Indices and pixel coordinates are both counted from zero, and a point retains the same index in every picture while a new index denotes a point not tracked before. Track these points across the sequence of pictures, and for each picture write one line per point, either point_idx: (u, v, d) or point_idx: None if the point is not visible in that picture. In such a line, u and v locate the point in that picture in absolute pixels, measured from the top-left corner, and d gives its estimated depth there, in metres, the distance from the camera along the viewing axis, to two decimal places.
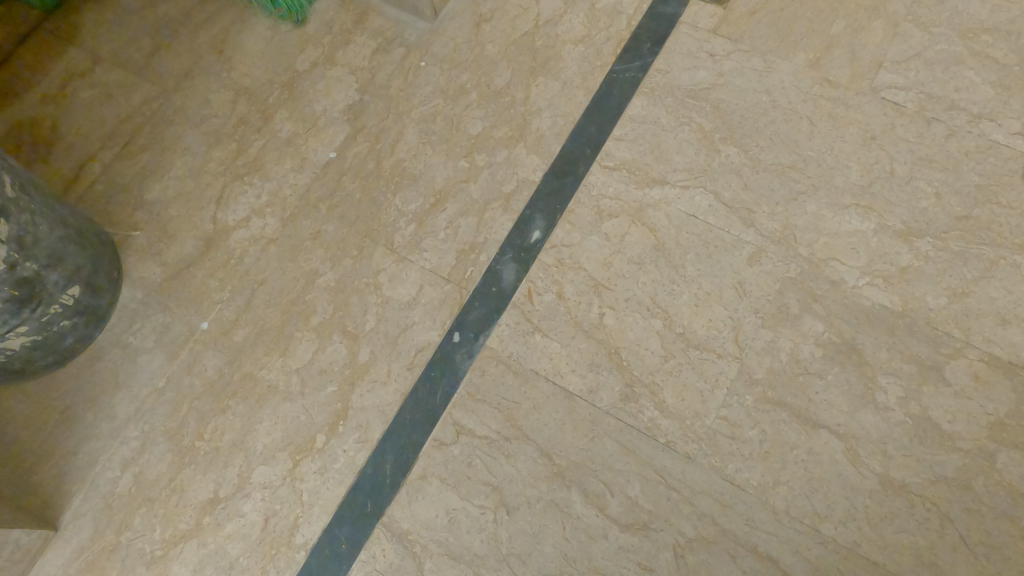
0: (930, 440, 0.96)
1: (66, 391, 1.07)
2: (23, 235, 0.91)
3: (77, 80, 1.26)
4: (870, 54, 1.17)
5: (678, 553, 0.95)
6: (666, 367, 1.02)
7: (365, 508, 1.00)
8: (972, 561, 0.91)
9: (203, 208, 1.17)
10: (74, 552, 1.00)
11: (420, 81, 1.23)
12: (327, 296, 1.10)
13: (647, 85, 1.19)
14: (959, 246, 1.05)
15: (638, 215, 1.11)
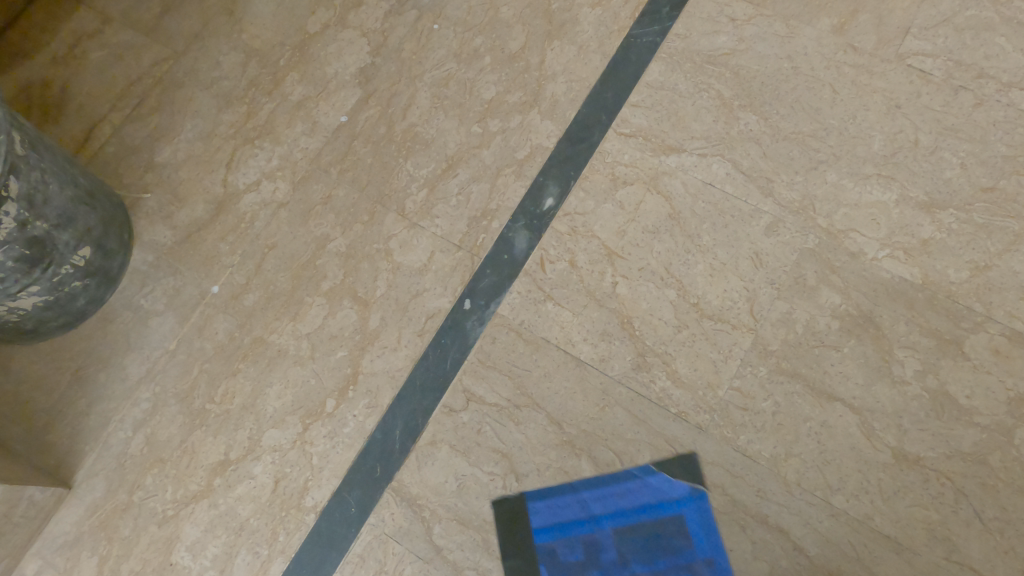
0: (947, 414, 0.95)
1: (77, 353, 1.07)
2: (34, 195, 0.90)
3: (87, 40, 1.25)
4: (897, 20, 1.13)
5: (687, 523, 0.94)
6: (679, 337, 1.01)
7: (375, 473, 1.00)
8: (985, 537, 0.90)
9: (214, 171, 1.16)
10: (87, 510, 1.01)
11: (434, 45, 1.21)
12: (338, 262, 1.10)
13: (665, 50, 1.16)
14: (983, 218, 1.02)
15: (653, 183, 1.09)
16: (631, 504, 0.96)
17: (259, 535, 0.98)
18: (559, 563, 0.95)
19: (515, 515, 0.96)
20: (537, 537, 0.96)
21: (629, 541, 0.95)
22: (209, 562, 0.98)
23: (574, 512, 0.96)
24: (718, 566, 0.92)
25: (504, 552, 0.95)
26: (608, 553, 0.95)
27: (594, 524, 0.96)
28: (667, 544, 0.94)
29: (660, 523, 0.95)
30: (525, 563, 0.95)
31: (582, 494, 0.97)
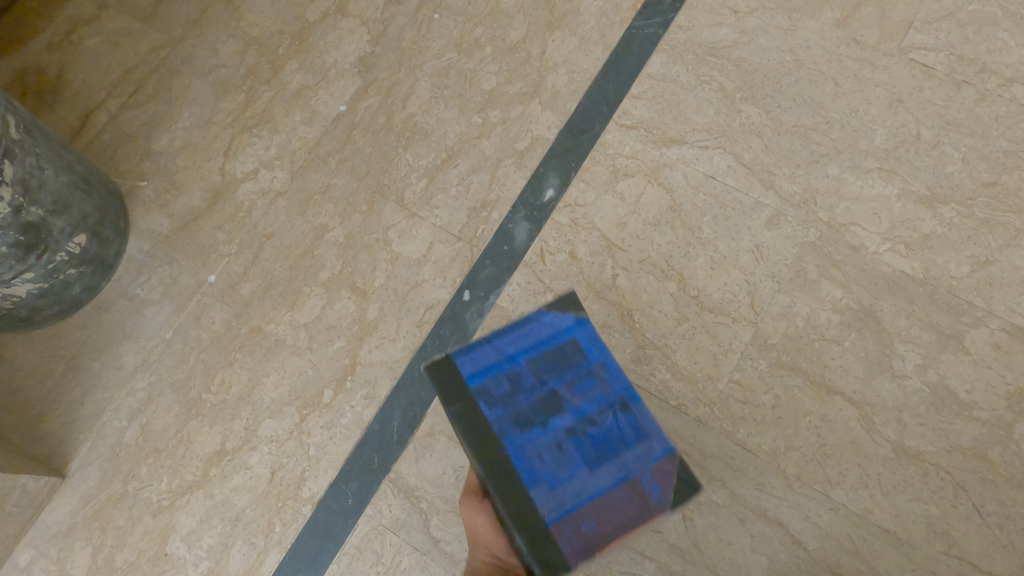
0: (947, 409, 0.94)
1: (72, 341, 1.06)
2: (29, 179, 0.89)
3: (84, 26, 1.23)
4: (900, 14, 1.13)
5: (686, 516, 0.94)
6: (679, 330, 1.01)
7: (372, 464, 0.99)
8: (984, 531, 0.90)
9: (211, 160, 1.15)
10: (81, 500, 1.00)
11: (434, 35, 1.20)
12: (336, 252, 1.09)
13: (667, 41, 1.16)
14: (984, 213, 1.02)
15: (654, 175, 1.09)
16: (526, 342, 0.73)
17: (256, 526, 0.98)
18: (496, 400, 0.70)
19: (440, 375, 0.71)
20: (469, 389, 0.71)
21: (544, 366, 0.72)
22: (205, 553, 0.97)
23: (485, 359, 0.72)
24: (617, 369, 0.72)
25: (446, 405, 0.70)
26: (530, 381, 0.71)
27: (509, 362, 0.72)
28: (571, 360, 0.72)
29: (557, 351, 0.73)
30: (463, 410, 0.70)
31: (494, 339, 0.73)
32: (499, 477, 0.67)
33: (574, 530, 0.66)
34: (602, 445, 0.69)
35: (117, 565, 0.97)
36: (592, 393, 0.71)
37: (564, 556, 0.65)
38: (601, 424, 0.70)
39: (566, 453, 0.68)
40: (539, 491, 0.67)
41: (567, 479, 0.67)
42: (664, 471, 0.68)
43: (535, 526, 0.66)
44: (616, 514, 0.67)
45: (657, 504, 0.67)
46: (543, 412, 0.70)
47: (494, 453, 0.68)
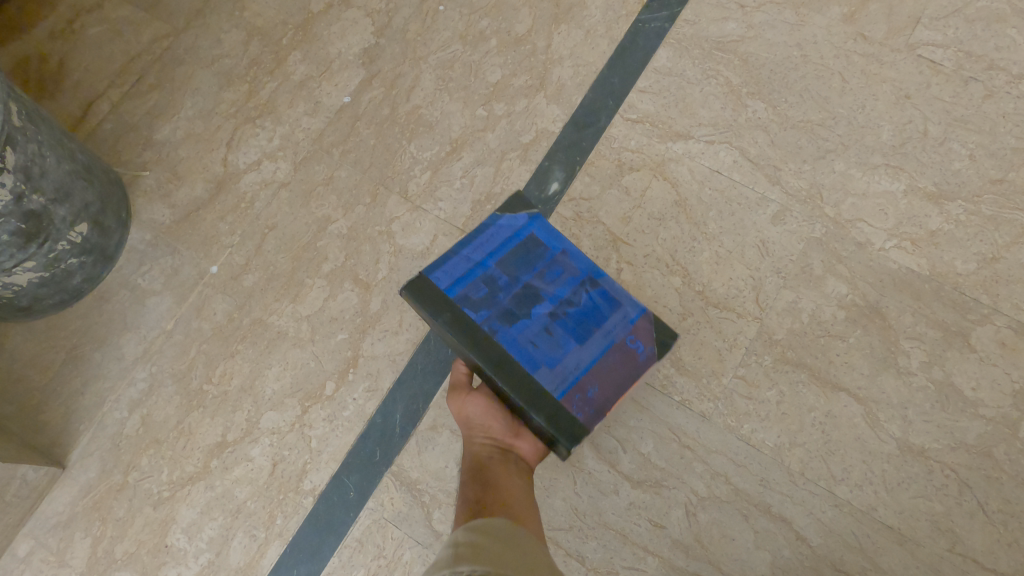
0: (952, 406, 0.94)
1: (73, 331, 1.05)
2: (30, 167, 0.88)
3: (86, 15, 1.23)
4: (908, 9, 1.12)
5: (689, 511, 0.93)
6: (684, 325, 1.00)
7: (374, 457, 0.99)
8: (988, 529, 0.89)
9: (213, 150, 1.15)
10: (81, 491, 0.99)
11: (439, 26, 1.19)
12: (339, 244, 1.08)
13: (674, 35, 1.15)
14: (991, 210, 1.02)
15: (659, 169, 1.08)
16: (494, 246, 0.85)
17: (257, 518, 0.97)
18: (478, 303, 0.81)
19: (423, 294, 0.81)
20: (449, 301, 0.81)
21: (514, 266, 0.84)
22: (206, 545, 0.97)
23: (461, 269, 0.83)
24: (577, 252, 0.85)
25: (435, 319, 0.80)
26: (504, 282, 0.83)
27: (480, 269, 0.83)
28: (536, 253, 0.85)
29: (524, 249, 0.85)
30: (452, 320, 0.80)
31: (458, 251, 0.84)
32: (503, 371, 0.79)
33: (582, 397, 0.78)
34: (583, 319, 0.82)
35: (117, 556, 0.97)
36: (563, 276, 0.84)
37: (577, 419, 0.77)
38: (578, 301, 0.83)
39: (554, 334, 0.81)
40: (542, 372, 0.79)
41: (563, 355, 0.80)
42: (644, 329, 0.82)
43: (547, 402, 0.77)
44: (616, 373, 0.79)
45: (645, 357, 0.81)
46: (524, 304, 0.82)
47: (489, 346, 0.79)
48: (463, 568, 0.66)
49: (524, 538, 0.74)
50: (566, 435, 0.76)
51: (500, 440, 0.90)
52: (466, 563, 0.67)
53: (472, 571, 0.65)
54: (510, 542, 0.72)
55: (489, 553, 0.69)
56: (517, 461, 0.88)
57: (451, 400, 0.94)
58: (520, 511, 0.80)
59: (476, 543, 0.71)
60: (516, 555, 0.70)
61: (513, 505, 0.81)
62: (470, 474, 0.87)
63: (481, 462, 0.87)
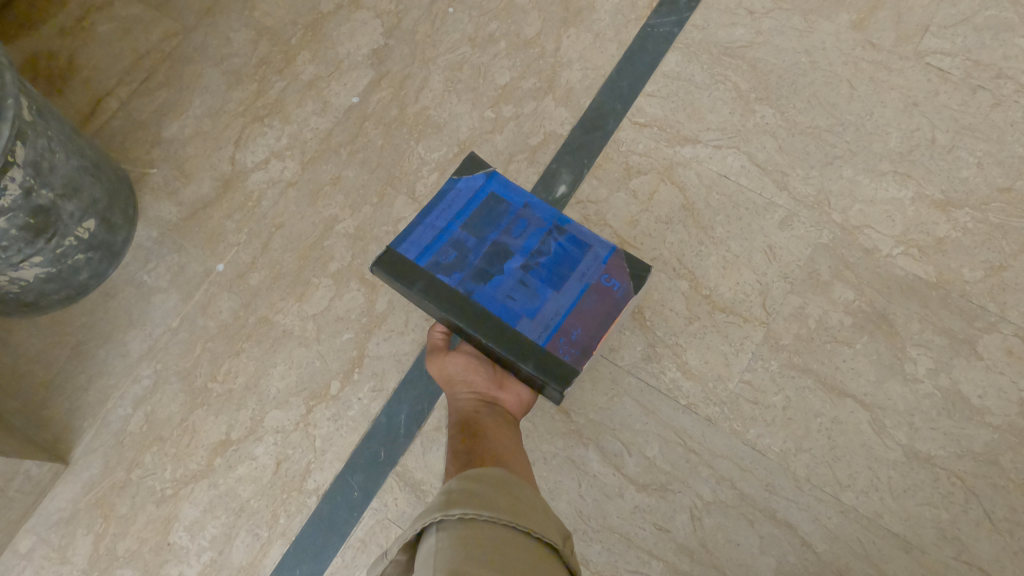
0: (958, 414, 0.94)
1: (78, 328, 1.05)
2: (40, 161, 0.88)
3: (96, 12, 1.23)
4: (916, 18, 1.12)
5: (694, 515, 0.93)
6: (690, 329, 1.00)
7: (378, 457, 0.98)
8: (995, 537, 0.89)
9: (221, 148, 1.15)
10: (84, 487, 0.99)
11: (448, 28, 1.19)
12: (346, 243, 1.08)
13: (682, 40, 1.15)
14: (999, 218, 1.02)
15: (667, 173, 1.08)
16: (458, 211, 0.85)
17: (260, 517, 0.97)
18: (450, 266, 0.82)
19: (393, 266, 0.81)
20: (422, 268, 0.81)
21: (480, 226, 0.85)
22: (208, 543, 0.96)
23: (428, 238, 0.83)
24: (539, 204, 0.87)
25: (410, 287, 0.80)
26: (472, 243, 0.83)
27: (446, 234, 0.84)
28: (499, 211, 0.86)
29: (487, 210, 0.86)
30: (426, 286, 0.80)
31: (422, 220, 0.84)
32: (486, 329, 0.79)
33: (568, 340, 0.79)
34: (556, 265, 0.83)
35: (119, 554, 0.96)
36: (529, 229, 0.85)
37: (566, 360, 0.78)
38: (548, 250, 0.84)
39: (530, 285, 0.81)
40: (524, 323, 0.79)
41: (542, 303, 0.80)
42: (616, 266, 0.84)
43: (535, 350, 0.78)
44: (595, 312, 0.81)
45: (622, 292, 0.82)
46: (496, 261, 0.82)
47: (468, 307, 0.79)
48: (455, 512, 0.62)
49: (521, 487, 0.70)
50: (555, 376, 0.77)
51: (484, 394, 0.87)
52: (460, 507, 0.63)
53: (462, 515, 0.62)
54: (506, 490, 0.68)
55: (484, 499, 0.65)
56: (503, 413, 0.86)
57: (431, 362, 0.91)
58: (511, 460, 0.78)
59: (470, 489, 0.66)
60: (513, 501, 0.66)
61: (503, 453, 0.78)
62: (457, 430, 0.84)
63: (468, 417, 0.84)
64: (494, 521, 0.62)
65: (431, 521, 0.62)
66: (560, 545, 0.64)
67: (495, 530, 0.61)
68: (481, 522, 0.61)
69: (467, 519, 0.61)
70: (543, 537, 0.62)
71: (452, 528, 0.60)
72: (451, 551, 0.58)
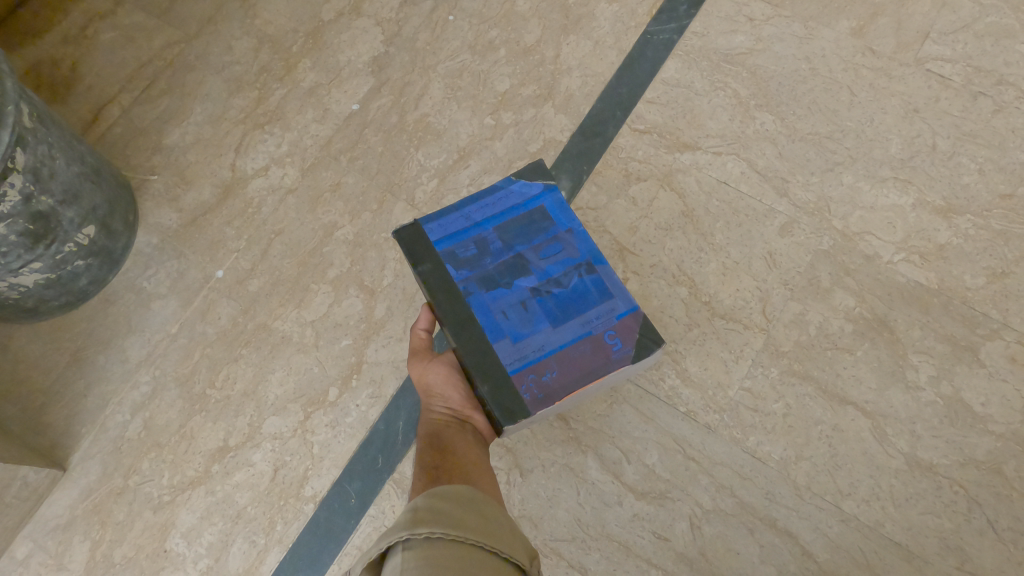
0: (960, 422, 0.93)
1: (77, 334, 1.05)
2: (40, 168, 0.89)
3: (99, 20, 1.24)
4: (916, 24, 1.12)
5: (694, 524, 0.92)
6: (690, 335, 0.99)
7: (376, 464, 0.98)
8: (998, 547, 0.88)
9: (222, 155, 1.15)
10: (81, 493, 0.99)
11: (448, 36, 1.20)
12: (345, 250, 1.08)
13: (682, 47, 1.15)
14: (1000, 225, 1.01)
15: (667, 179, 1.08)
16: (500, 210, 0.85)
17: (256, 524, 0.96)
18: (462, 263, 0.82)
19: (411, 240, 0.83)
20: (436, 253, 0.83)
21: (513, 234, 0.84)
22: (204, 550, 0.96)
23: (457, 225, 0.84)
24: (582, 234, 0.84)
25: (417, 267, 0.82)
26: (496, 247, 0.83)
27: (476, 229, 0.84)
28: (539, 226, 0.84)
29: (527, 220, 0.85)
30: (431, 272, 0.81)
31: (462, 207, 0.86)
32: (464, 336, 0.78)
33: (536, 379, 0.76)
34: (566, 301, 0.80)
35: (115, 561, 0.96)
36: (560, 254, 0.82)
37: (523, 399, 0.75)
38: (567, 283, 0.81)
39: (530, 309, 0.79)
40: (503, 344, 0.78)
41: (531, 332, 0.78)
42: (628, 327, 0.78)
43: (499, 376, 0.76)
44: (580, 364, 0.77)
45: (618, 356, 0.77)
46: (509, 273, 0.81)
47: (458, 307, 0.80)
48: (422, 530, 0.59)
49: (489, 508, 0.68)
50: (504, 411, 0.75)
51: (458, 411, 0.85)
52: (426, 526, 0.60)
53: (431, 533, 0.59)
54: (473, 511, 0.66)
55: (451, 519, 0.63)
56: (474, 433, 0.84)
57: (413, 364, 0.89)
58: (479, 479, 0.76)
59: (435, 508, 0.64)
60: (480, 521, 0.64)
61: (471, 470, 0.77)
62: (425, 442, 0.82)
63: (436, 432, 0.83)
64: (463, 541, 0.60)
65: (396, 540, 0.59)
66: (530, 564, 0.63)
67: (466, 549, 0.59)
68: (452, 541, 0.59)
69: (435, 538, 0.59)
70: (513, 558, 0.61)
71: (422, 548, 0.57)
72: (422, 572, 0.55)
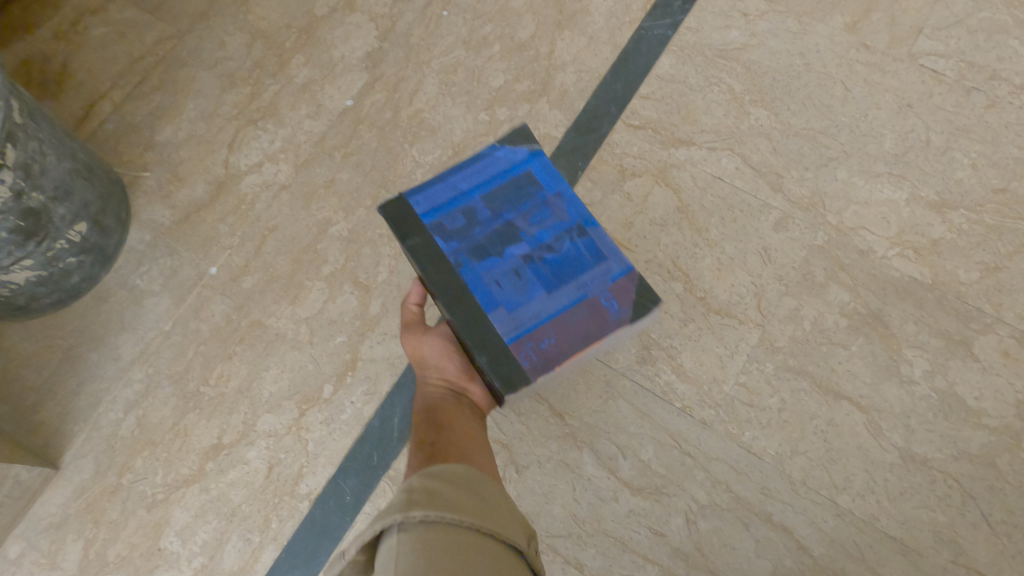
0: (955, 416, 0.93)
1: (70, 332, 1.05)
2: (31, 164, 0.88)
3: (90, 16, 1.23)
4: (910, 20, 1.12)
5: (690, 519, 0.92)
6: (685, 331, 0.99)
7: (371, 461, 0.98)
8: (992, 540, 0.88)
9: (214, 151, 1.14)
10: (74, 492, 0.98)
11: (442, 31, 1.19)
12: (339, 246, 1.08)
13: (677, 43, 1.15)
14: (994, 219, 1.01)
15: (662, 175, 1.08)
16: (486, 180, 0.83)
17: (251, 521, 0.96)
18: (451, 235, 0.80)
19: (398, 214, 0.80)
20: (425, 226, 0.81)
21: (501, 202, 0.81)
22: (199, 548, 0.95)
23: (443, 196, 0.82)
24: (572, 197, 0.81)
25: (406, 242, 0.80)
26: (485, 217, 0.80)
27: (464, 200, 0.82)
28: (527, 192, 0.82)
29: (514, 187, 0.82)
30: (420, 246, 0.79)
31: (448, 178, 0.83)
32: (459, 309, 0.77)
33: (534, 347, 0.75)
34: (560, 267, 0.78)
35: (109, 559, 0.95)
36: (550, 219, 0.80)
37: (521, 368, 0.74)
38: (558, 248, 0.79)
39: (523, 278, 0.77)
40: (499, 314, 0.76)
41: (526, 300, 0.77)
42: (623, 288, 0.77)
43: (496, 346, 0.75)
44: (578, 328, 0.76)
45: (616, 319, 0.76)
46: (500, 242, 0.79)
47: (451, 280, 0.78)
48: (417, 513, 0.58)
49: (487, 488, 0.68)
50: (504, 381, 0.74)
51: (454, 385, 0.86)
52: (421, 508, 0.59)
53: (425, 515, 0.58)
54: (470, 492, 0.65)
55: (446, 500, 0.62)
56: (471, 406, 0.85)
57: (406, 337, 0.89)
58: (475, 451, 0.76)
59: (430, 489, 0.63)
60: (476, 502, 0.64)
61: (468, 442, 0.77)
62: (422, 415, 0.82)
63: (433, 404, 0.83)
64: (459, 524, 0.59)
65: (391, 523, 0.58)
66: (526, 548, 0.62)
67: (463, 533, 0.58)
68: (447, 523, 0.58)
69: (431, 522, 0.58)
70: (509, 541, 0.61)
71: (416, 530, 0.57)
72: (419, 557, 0.54)
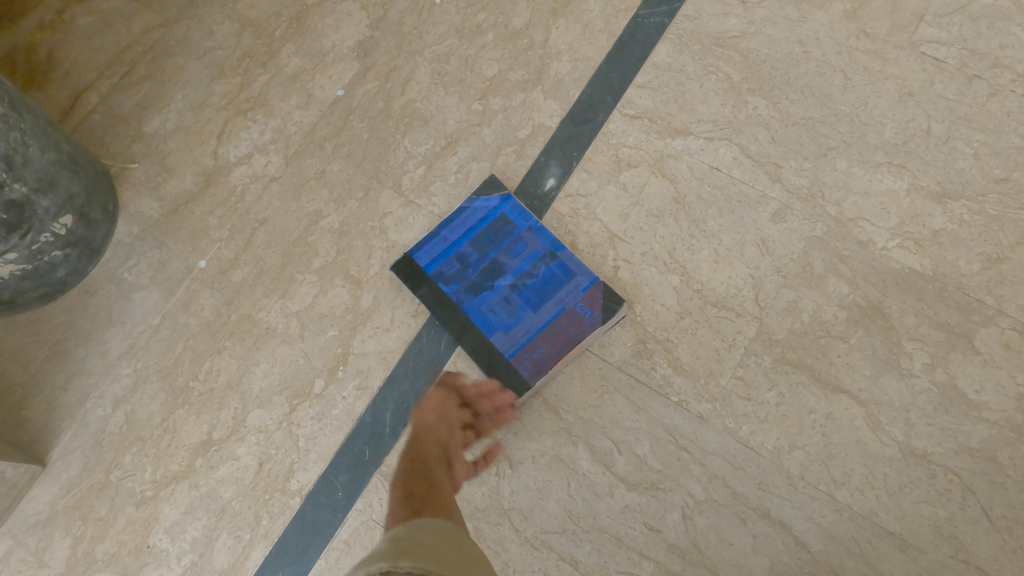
0: (955, 409, 0.92)
1: (57, 327, 1.03)
2: (13, 156, 0.86)
3: (75, 4, 1.21)
4: (911, 6, 1.10)
5: (686, 515, 0.91)
6: (681, 324, 0.98)
7: (363, 457, 0.96)
8: (992, 535, 0.87)
9: (203, 142, 1.12)
10: (61, 489, 0.97)
11: (434, 19, 1.17)
12: (330, 239, 1.06)
13: (673, 31, 1.13)
14: (995, 210, 1.00)
15: (658, 165, 1.06)
16: (469, 227, 1.01)
17: (242, 518, 0.95)
18: (450, 278, 0.99)
19: (407, 271, 1.00)
20: (428, 276, 1.00)
21: (484, 243, 1.00)
22: (189, 545, 0.94)
23: (437, 247, 1.00)
24: (541, 229, 0.99)
25: (415, 291, 0.99)
26: (474, 258, 0.99)
27: (455, 248, 1.00)
28: (504, 231, 1.00)
29: (492, 229, 1.00)
30: (427, 293, 0.99)
31: (438, 232, 1.01)
32: (467, 337, 0.97)
33: (530, 357, 0.94)
34: (540, 289, 0.97)
35: (97, 557, 0.94)
36: (525, 251, 0.99)
37: (523, 375, 0.94)
38: (537, 273, 0.98)
39: (513, 302, 0.97)
40: (498, 336, 0.96)
41: (518, 320, 0.96)
42: (593, 296, 0.96)
43: (501, 362, 0.95)
44: (563, 336, 0.94)
45: (590, 322, 0.94)
46: (490, 277, 0.98)
47: (456, 314, 0.97)
48: (404, 565, 0.57)
49: (466, 546, 0.67)
50: (510, 386, 0.93)
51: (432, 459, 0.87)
52: (407, 562, 0.58)
53: (411, 569, 0.56)
54: (449, 547, 0.64)
55: (431, 557, 0.60)
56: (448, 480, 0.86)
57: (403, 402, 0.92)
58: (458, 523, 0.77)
59: (415, 544, 0.62)
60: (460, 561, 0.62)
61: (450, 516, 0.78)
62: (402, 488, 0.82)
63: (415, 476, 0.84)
64: None
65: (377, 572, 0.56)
66: None
67: None
68: None
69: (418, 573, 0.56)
70: None
71: None
72: None
